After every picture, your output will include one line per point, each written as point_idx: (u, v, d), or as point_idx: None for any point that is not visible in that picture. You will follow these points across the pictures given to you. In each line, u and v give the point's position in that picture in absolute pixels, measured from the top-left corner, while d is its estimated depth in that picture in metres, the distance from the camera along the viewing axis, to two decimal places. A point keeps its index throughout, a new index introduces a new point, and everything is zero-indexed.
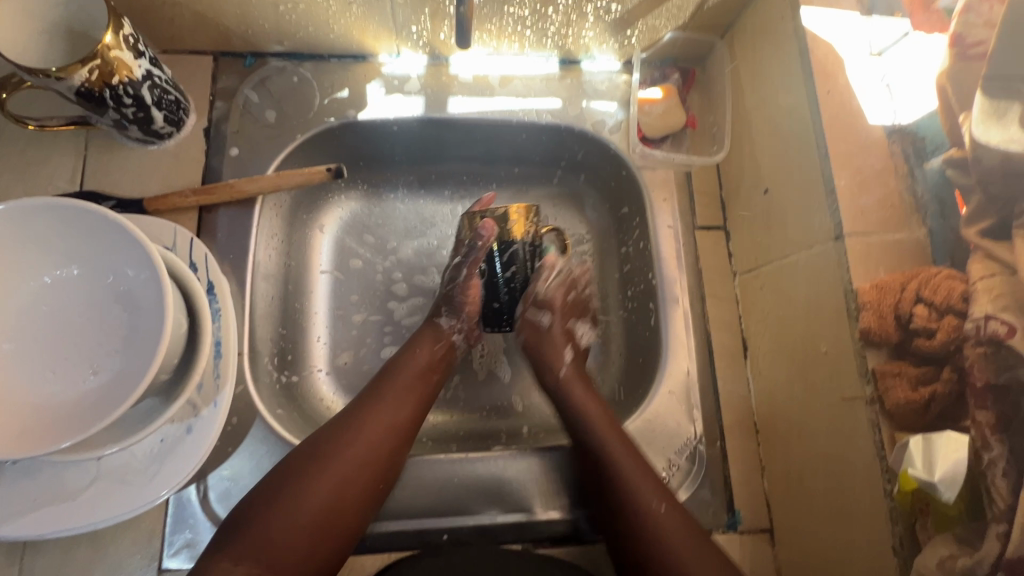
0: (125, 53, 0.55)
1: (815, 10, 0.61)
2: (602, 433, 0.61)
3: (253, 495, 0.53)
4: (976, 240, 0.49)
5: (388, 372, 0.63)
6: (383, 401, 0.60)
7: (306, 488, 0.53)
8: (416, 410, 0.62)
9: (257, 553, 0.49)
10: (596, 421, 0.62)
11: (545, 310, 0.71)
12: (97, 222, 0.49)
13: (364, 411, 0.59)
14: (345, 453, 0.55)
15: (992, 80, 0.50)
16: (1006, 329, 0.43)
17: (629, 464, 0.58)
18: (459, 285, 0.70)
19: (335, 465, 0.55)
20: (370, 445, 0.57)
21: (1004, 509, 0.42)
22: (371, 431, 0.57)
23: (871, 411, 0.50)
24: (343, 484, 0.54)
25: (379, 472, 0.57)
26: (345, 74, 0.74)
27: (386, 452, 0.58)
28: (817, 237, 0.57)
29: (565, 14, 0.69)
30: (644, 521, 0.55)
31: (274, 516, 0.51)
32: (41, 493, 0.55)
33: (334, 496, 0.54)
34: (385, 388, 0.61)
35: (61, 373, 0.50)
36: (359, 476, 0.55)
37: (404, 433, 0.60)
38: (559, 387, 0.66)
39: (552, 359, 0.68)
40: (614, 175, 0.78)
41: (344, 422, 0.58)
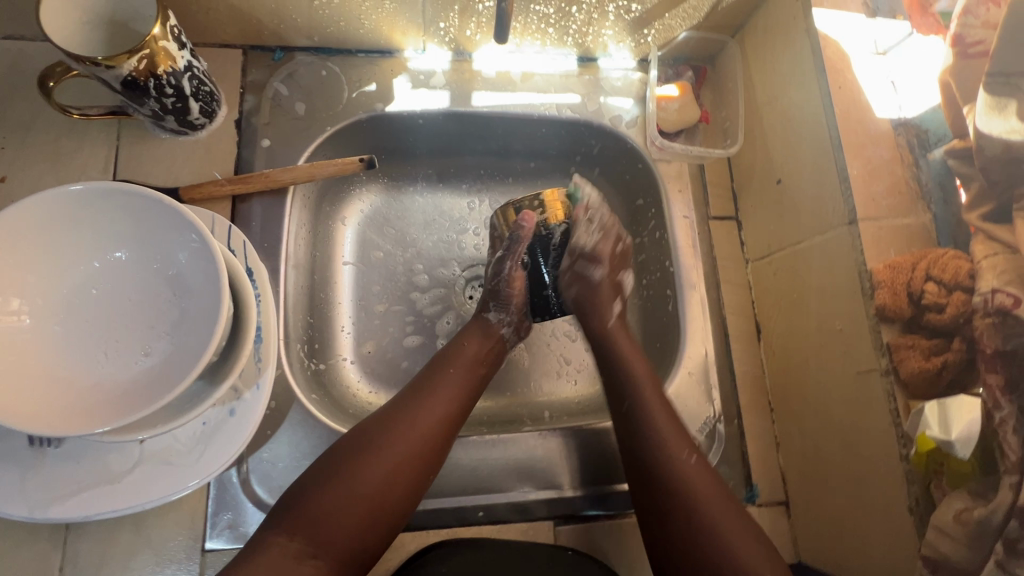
0: (170, 43, 0.56)
1: (825, 11, 0.65)
2: (642, 381, 0.63)
3: (304, 478, 0.55)
4: (977, 223, 0.54)
5: (441, 362, 0.65)
6: (437, 390, 0.62)
7: (362, 468, 0.55)
8: (467, 401, 0.64)
9: (315, 527, 0.51)
10: (635, 368, 0.64)
11: (595, 262, 0.71)
12: (149, 207, 0.50)
13: (419, 398, 0.60)
14: (402, 437, 0.57)
15: (995, 76, 0.53)
16: (1012, 300, 0.47)
17: (659, 412, 0.61)
18: (504, 279, 0.71)
19: (391, 448, 0.56)
20: (426, 432, 0.58)
21: (1016, 461, 0.45)
22: (426, 418, 0.59)
23: (886, 381, 0.54)
24: (399, 468, 0.56)
25: (434, 459, 0.58)
26: (372, 69, 0.76)
27: (440, 439, 0.59)
28: (830, 222, 0.61)
29: (588, 13, 0.72)
30: (670, 466, 0.57)
31: (331, 493, 0.53)
32: (85, 476, 0.55)
33: (390, 478, 0.55)
34: (437, 376, 0.63)
35: (113, 354, 0.51)
36: (413, 462, 0.57)
37: (455, 422, 0.62)
38: (605, 338, 0.68)
39: (603, 309, 0.70)
40: (630, 168, 0.81)
41: (398, 410, 0.59)
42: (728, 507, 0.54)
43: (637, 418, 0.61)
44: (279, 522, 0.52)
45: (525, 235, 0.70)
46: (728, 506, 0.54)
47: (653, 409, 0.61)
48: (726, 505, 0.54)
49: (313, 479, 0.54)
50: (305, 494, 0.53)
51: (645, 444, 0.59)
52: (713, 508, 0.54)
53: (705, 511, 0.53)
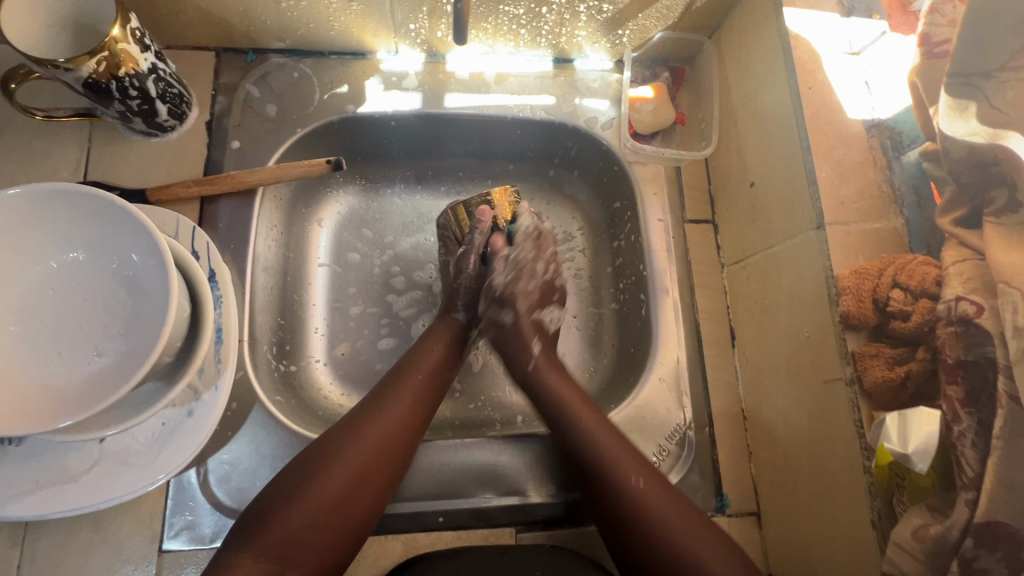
0: (132, 46, 0.56)
1: (797, 11, 0.63)
2: (569, 399, 0.62)
3: (265, 492, 0.54)
4: (949, 228, 0.52)
5: (402, 368, 0.64)
6: (397, 397, 0.60)
7: (322, 482, 0.53)
8: (431, 403, 0.63)
9: (277, 547, 0.49)
10: (566, 395, 0.63)
11: (506, 305, 0.70)
12: (104, 209, 0.50)
13: (379, 406, 0.59)
14: (361, 447, 0.56)
15: (954, 76, 0.50)
16: (976, 309, 0.45)
17: (604, 436, 0.59)
18: (465, 277, 0.71)
19: (352, 459, 0.55)
20: (387, 440, 0.57)
21: (973, 477, 0.43)
22: (386, 425, 0.58)
23: (851, 391, 0.52)
24: (361, 480, 0.55)
25: (395, 467, 0.58)
26: (345, 71, 0.76)
27: (402, 446, 0.59)
28: (800, 226, 0.60)
29: (559, 14, 0.71)
30: (623, 496, 0.55)
31: (293, 510, 0.51)
32: (43, 475, 0.55)
33: (352, 489, 0.54)
34: (399, 382, 0.62)
35: (66, 355, 0.51)
36: (377, 471, 0.56)
37: (419, 428, 0.61)
38: (533, 379, 0.66)
39: (519, 356, 0.67)
40: (606, 170, 0.79)
41: (360, 418, 0.58)
42: (691, 523, 0.53)
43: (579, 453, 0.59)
44: (233, 536, 0.50)
45: (483, 228, 0.72)
46: (691, 518, 0.54)
47: (595, 433, 0.59)
48: (688, 514, 0.54)
49: (273, 497, 0.53)
50: (265, 512, 0.52)
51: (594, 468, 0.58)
52: (674, 522, 0.53)
53: (666, 530, 0.53)
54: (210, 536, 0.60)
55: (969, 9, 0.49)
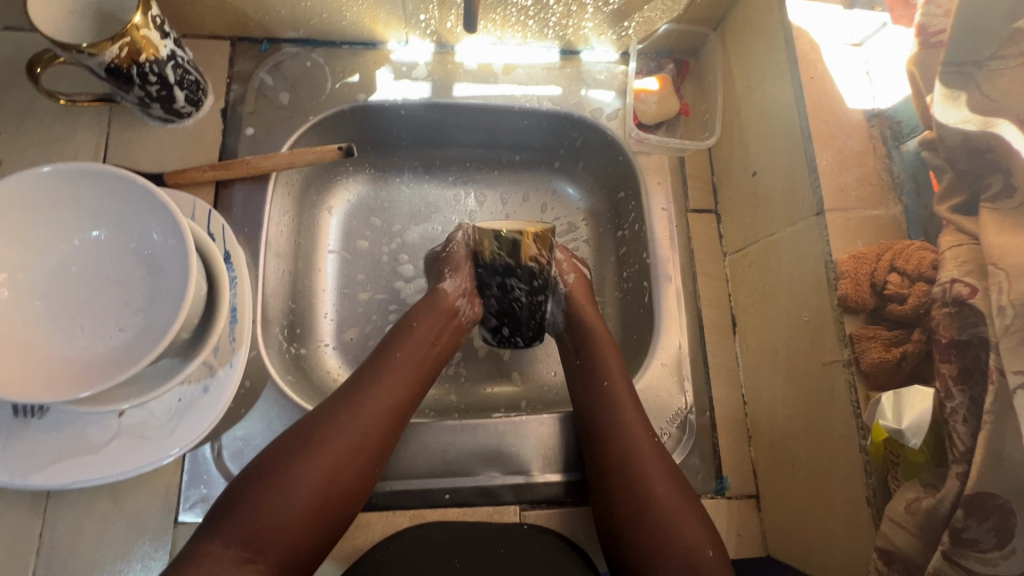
0: (152, 32, 0.58)
1: (800, 3, 0.65)
2: (603, 348, 0.65)
3: (241, 478, 0.51)
4: (947, 215, 0.53)
5: (385, 348, 0.61)
6: (378, 380, 0.57)
7: (296, 471, 0.50)
8: (417, 386, 0.60)
9: (248, 536, 0.47)
10: (608, 358, 0.65)
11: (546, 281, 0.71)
12: (126, 188, 0.52)
13: (360, 389, 0.56)
14: (338, 434, 0.53)
15: (947, 66, 0.52)
16: (970, 290, 0.46)
17: (625, 399, 0.61)
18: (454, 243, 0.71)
19: (327, 447, 0.52)
20: (365, 425, 0.54)
21: (964, 451, 0.44)
22: (371, 413, 0.55)
23: (848, 372, 0.54)
24: (339, 469, 0.52)
25: (375, 454, 0.55)
26: (356, 60, 0.78)
27: (383, 432, 0.55)
28: (801, 213, 0.61)
29: (566, 6, 0.73)
30: (626, 453, 0.58)
31: (264, 501, 0.49)
32: (64, 446, 0.57)
33: (328, 479, 0.51)
34: (389, 360, 0.59)
35: (89, 329, 0.53)
36: (360, 454, 0.53)
37: (403, 412, 0.58)
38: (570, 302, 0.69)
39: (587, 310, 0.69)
40: (611, 161, 0.81)
41: (345, 398, 0.56)
42: (689, 519, 0.54)
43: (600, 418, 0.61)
44: (207, 524, 0.48)
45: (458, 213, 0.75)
46: (688, 511, 0.54)
47: (616, 386, 0.62)
48: (688, 508, 0.54)
49: (245, 486, 0.50)
50: (235, 501, 0.49)
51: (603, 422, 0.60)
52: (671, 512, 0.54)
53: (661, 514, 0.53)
54: None
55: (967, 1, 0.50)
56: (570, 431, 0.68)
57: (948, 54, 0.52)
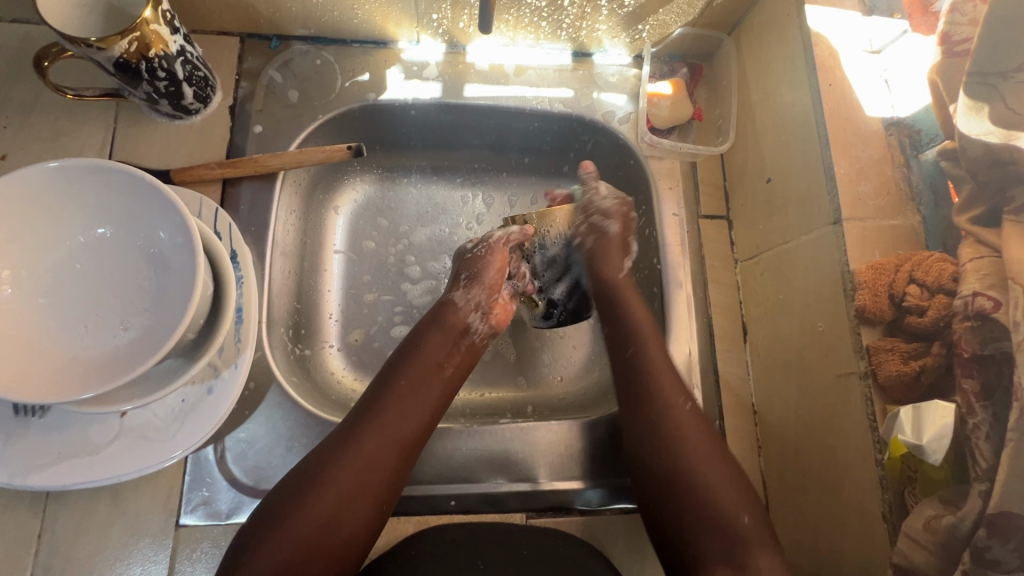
0: (162, 27, 0.57)
1: (819, 9, 0.64)
2: (638, 322, 0.64)
3: (258, 511, 0.51)
4: (967, 227, 0.52)
5: (390, 374, 0.58)
6: (382, 411, 0.55)
7: (301, 510, 0.49)
8: (427, 412, 0.57)
9: None
10: (640, 320, 0.64)
11: (607, 220, 0.70)
12: (134, 186, 0.51)
13: (359, 423, 0.54)
14: (343, 471, 0.51)
15: (972, 76, 0.51)
16: (993, 304, 0.46)
17: (658, 361, 0.61)
18: (489, 259, 0.67)
19: (332, 485, 0.51)
20: (371, 460, 0.52)
21: (986, 468, 0.44)
22: (371, 446, 0.53)
23: (864, 386, 0.53)
24: (345, 507, 0.50)
25: (383, 486, 0.53)
26: (366, 59, 0.77)
27: (388, 465, 0.53)
28: (816, 222, 0.60)
29: (581, 7, 0.72)
30: (666, 412, 0.57)
31: (270, 545, 0.48)
32: (65, 446, 0.56)
33: (335, 518, 0.50)
34: (389, 390, 0.57)
35: (93, 328, 0.52)
36: (364, 489, 0.52)
37: (408, 441, 0.55)
38: (613, 288, 0.67)
39: (612, 260, 0.69)
40: (622, 165, 0.79)
41: (346, 433, 0.54)
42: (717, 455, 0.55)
43: (641, 366, 0.60)
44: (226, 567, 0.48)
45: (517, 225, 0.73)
46: (722, 460, 0.55)
47: (653, 359, 0.61)
48: (727, 467, 0.54)
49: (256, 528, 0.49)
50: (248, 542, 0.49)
51: (645, 389, 0.59)
52: (702, 455, 0.54)
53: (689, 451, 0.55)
54: (226, 512, 0.61)
55: (992, 10, 0.49)
56: (578, 438, 0.67)
57: (972, 65, 0.51)
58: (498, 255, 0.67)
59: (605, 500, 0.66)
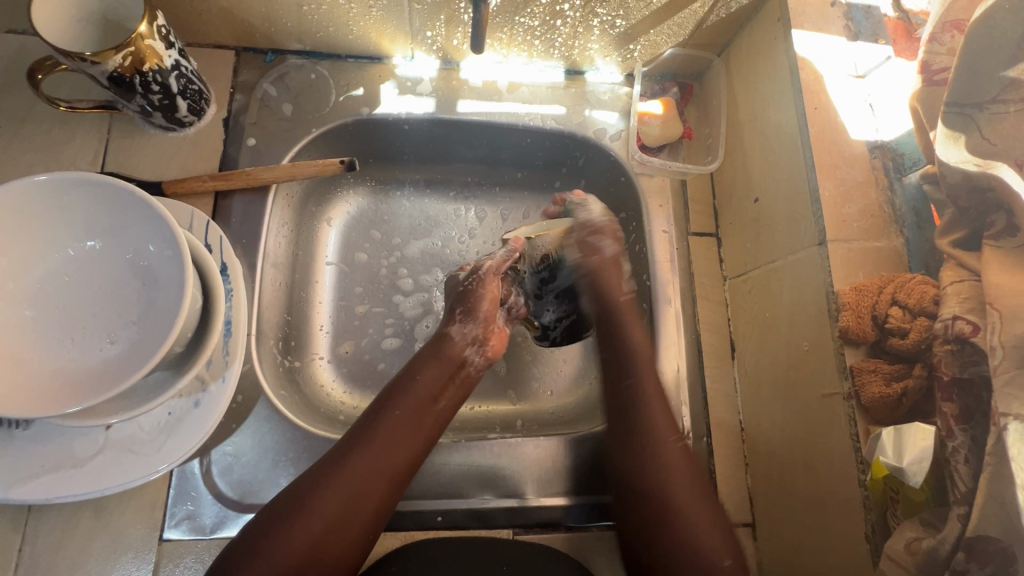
0: (157, 42, 0.57)
1: (805, 33, 0.65)
2: (641, 364, 0.63)
3: (242, 534, 0.50)
4: (948, 250, 0.53)
5: (385, 402, 0.58)
6: (373, 441, 0.55)
7: (284, 536, 0.49)
8: (417, 447, 0.56)
9: None
10: (645, 355, 0.64)
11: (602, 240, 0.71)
12: (124, 200, 0.51)
13: (348, 453, 0.54)
14: (329, 499, 0.51)
15: (950, 105, 0.53)
16: (972, 328, 0.47)
17: (655, 399, 0.61)
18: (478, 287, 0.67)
19: (313, 518, 0.50)
20: (360, 489, 0.52)
21: (964, 492, 0.45)
22: (359, 476, 0.53)
23: (847, 406, 0.53)
24: (330, 535, 0.50)
25: (371, 517, 0.53)
26: (361, 74, 0.78)
27: (376, 498, 0.53)
28: (802, 243, 0.61)
29: (573, 27, 0.73)
30: (654, 445, 0.58)
31: (253, 564, 0.48)
32: (48, 460, 0.55)
33: (319, 546, 0.50)
34: (380, 421, 0.56)
35: (80, 341, 0.52)
36: (351, 520, 0.51)
37: (396, 475, 0.54)
38: (615, 317, 0.67)
39: (614, 282, 0.69)
40: (613, 181, 0.80)
41: (335, 462, 0.53)
42: (698, 492, 0.56)
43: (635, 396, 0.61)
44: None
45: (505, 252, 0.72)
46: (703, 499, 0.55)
47: (649, 390, 0.61)
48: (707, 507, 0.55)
49: (237, 546, 0.50)
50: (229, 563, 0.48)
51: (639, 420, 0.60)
52: (684, 488, 0.56)
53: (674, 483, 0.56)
54: (211, 526, 0.61)
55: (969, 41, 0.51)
56: (566, 454, 0.67)
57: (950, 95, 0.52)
58: (489, 286, 0.68)
59: (593, 515, 0.66)
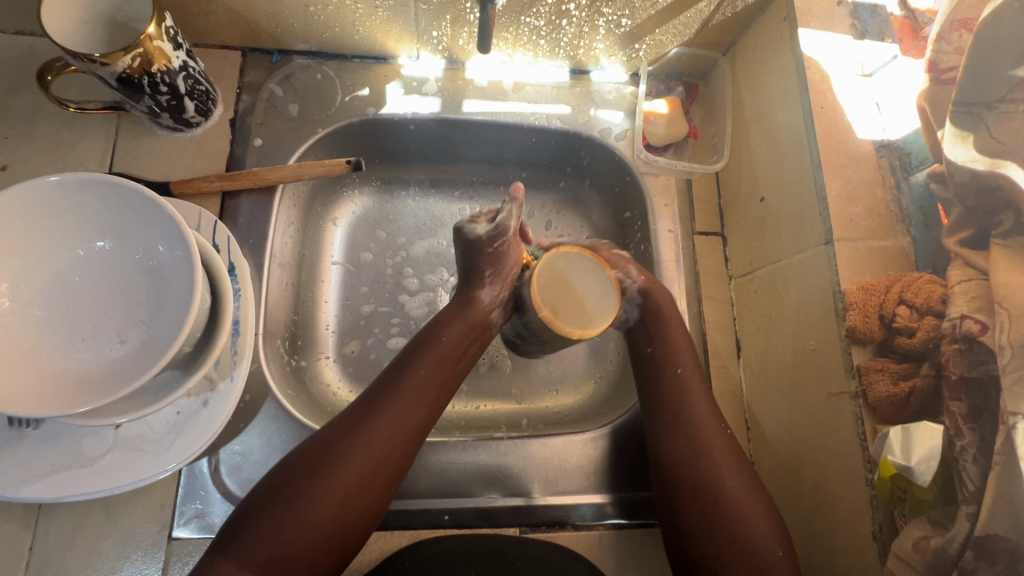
0: (165, 43, 0.58)
1: (811, 32, 0.65)
2: (677, 351, 0.63)
3: (254, 494, 0.51)
4: (956, 248, 0.53)
5: (406, 363, 0.59)
6: (396, 399, 0.55)
7: (307, 495, 0.50)
8: (438, 401, 0.58)
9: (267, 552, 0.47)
10: (682, 348, 0.64)
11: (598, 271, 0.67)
12: (134, 200, 0.52)
13: (375, 407, 0.55)
14: (359, 450, 0.52)
15: (959, 104, 0.53)
16: (979, 327, 0.47)
17: (694, 386, 0.61)
18: (506, 249, 0.65)
19: (343, 469, 0.51)
20: (389, 441, 0.53)
21: (973, 490, 0.45)
22: (389, 428, 0.54)
23: (855, 405, 0.54)
24: (356, 489, 0.51)
25: (398, 468, 0.54)
26: (367, 74, 0.78)
27: (403, 450, 0.54)
28: (809, 242, 0.61)
29: (578, 26, 0.73)
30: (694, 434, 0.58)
31: (285, 514, 0.49)
32: (58, 458, 0.56)
33: (343, 506, 0.50)
34: (405, 376, 0.57)
35: (90, 341, 0.52)
36: (380, 470, 0.53)
37: (420, 428, 0.56)
38: (653, 314, 0.66)
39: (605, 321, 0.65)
40: (619, 180, 0.80)
41: (363, 413, 0.54)
42: (750, 488, 0.55)
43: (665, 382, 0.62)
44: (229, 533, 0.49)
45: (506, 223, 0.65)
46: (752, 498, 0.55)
47: (688, 381, 0.61)
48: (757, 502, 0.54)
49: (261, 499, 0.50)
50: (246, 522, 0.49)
51: (674, 410, 0.60)
52: (731, 479, 0.55)
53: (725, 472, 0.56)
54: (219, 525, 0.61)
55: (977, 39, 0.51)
56: (572, 453, 0.67)
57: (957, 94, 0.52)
58: (516, 247, 0.65)
59: (599, 514, 0.66)
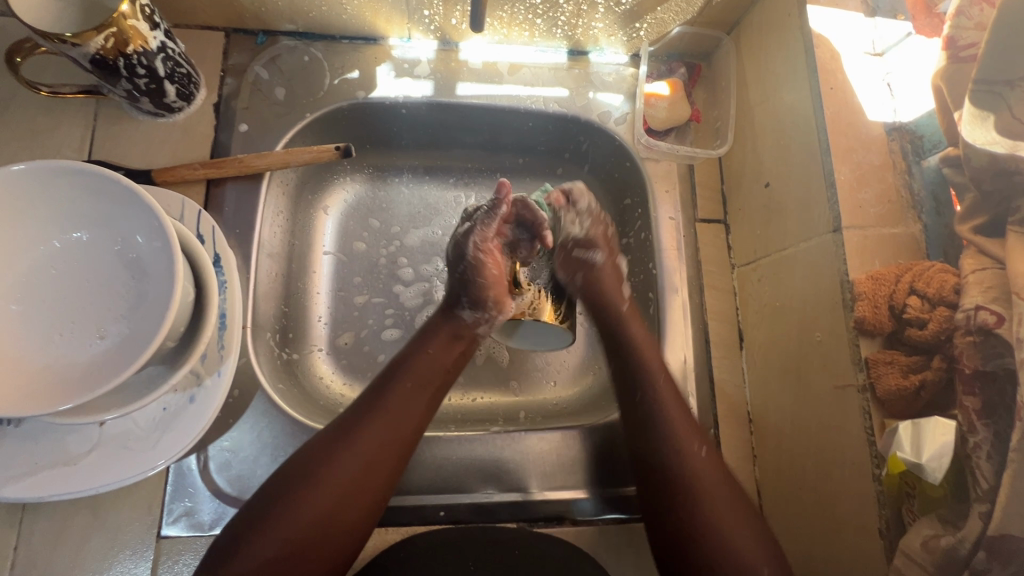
0: (141, 22, 0.55)
1: (820, 10, 0.62)
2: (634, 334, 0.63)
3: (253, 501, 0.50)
4: (969, 236, 0.51)
5: (393, 373, 0.58)
6: (381, 411, 0.54)
7: (298, 504, 0.49)
8: (423, 415, 0.56)
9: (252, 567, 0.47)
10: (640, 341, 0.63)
11: (591, 249, 0.69)
12: (110, 189, 0.49)
13: (359, 422, 0.53)
14: (341, 466, 0.51)
15: (978, 83, 0.51)
16: (995, 318, 0.45)
17: (660, 377, 0.60)
18: (475, 262, 0.64)
19: (324, 485, 0.50)
20: (372, 458, 0.52)
21: (987, 489, 0.44)
22: (372, 444, 0.52)
23: (862, 398, 0.52)
24: (338, 505, 0.50)
25: (381, 486, 0.52)
26: (356, 56, 0.75)
27: (386, 466, 0.53)
28: (816, 230, 0.59)
29: (576, 5, 0.70)
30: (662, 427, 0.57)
31: (267, 532, 0.48)
32: (41, 456, 0.54)
33: (325, 520, 0.49)
34: (389, 390, 0.56)
35: (68, 337, 0.50)
36: (362, 487, 0.51)
37: (404, 442, 0.54)
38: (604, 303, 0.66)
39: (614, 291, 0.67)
40: (618, 167, 0.77)
41: (345, 429, 0.53)
42: (723, 478, 0.54)
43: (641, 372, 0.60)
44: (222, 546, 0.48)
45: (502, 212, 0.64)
46: (728, 490, 0.53)
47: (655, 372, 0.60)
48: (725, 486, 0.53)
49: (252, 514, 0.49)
50: (241, 530, 0.48)
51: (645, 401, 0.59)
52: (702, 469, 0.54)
53: (705, 483, 0.53)
54: (209, 523, 0.60)
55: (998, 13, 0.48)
56: (571, 448, 0.66)
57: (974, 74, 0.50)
58: (491, 257, 0.64)
59: (599, 509, 0.64)
